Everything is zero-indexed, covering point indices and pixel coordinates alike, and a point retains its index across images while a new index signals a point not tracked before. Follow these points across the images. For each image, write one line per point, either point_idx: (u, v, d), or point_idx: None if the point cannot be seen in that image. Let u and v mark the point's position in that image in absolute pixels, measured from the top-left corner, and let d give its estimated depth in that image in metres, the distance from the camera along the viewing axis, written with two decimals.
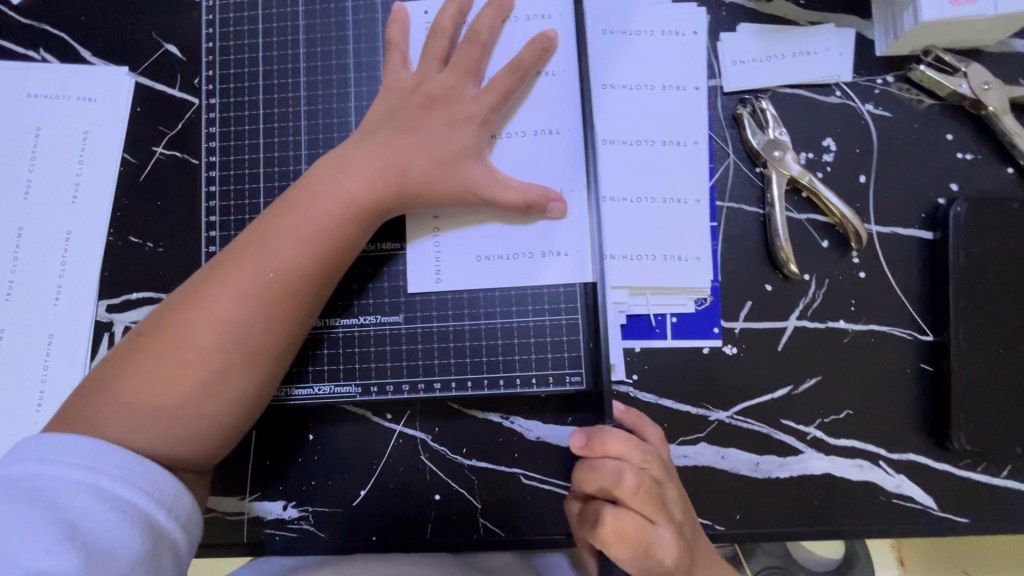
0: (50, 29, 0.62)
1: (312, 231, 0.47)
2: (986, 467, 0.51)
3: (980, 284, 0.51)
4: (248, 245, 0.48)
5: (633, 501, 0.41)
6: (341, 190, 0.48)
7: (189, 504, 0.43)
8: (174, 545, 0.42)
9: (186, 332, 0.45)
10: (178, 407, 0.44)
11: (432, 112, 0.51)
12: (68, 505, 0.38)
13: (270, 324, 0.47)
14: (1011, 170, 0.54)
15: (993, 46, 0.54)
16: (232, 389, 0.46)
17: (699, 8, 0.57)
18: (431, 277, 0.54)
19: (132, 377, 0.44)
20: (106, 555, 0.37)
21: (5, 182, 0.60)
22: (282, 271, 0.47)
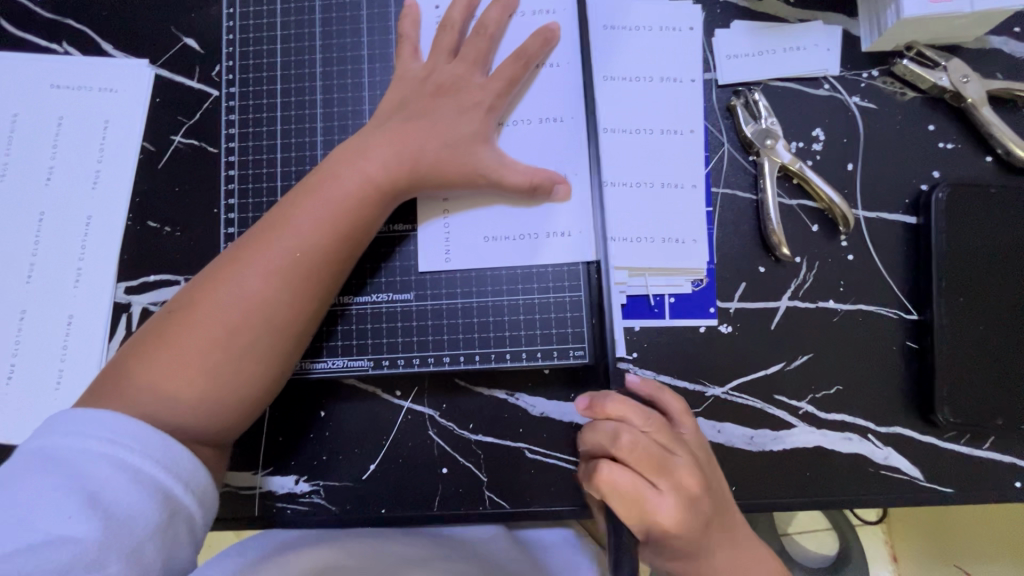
0: (72, 23, 0.65)
1: (333, 213, 0.50)
2: (969, 440, 0.54)
3: (961, 265, 0.54)
4: (271, 228, 0.50)
5: (630, 459, 0.44)
6: (360, 175, 0.51)
7: (205, 479, 0.45)
8: (189, 517, 0.43)
9: (216, 312, 0.47)
10: (209, 385, 0.46)
11: (443, 101, 0.53)
12: (90, 473, 0.40)
13: (294, 302, 0.49)
14: (989, 159, 0.57)
15: (971, 42, 0.58)
16: (258, 363, 0.48)
17: (695, 6, 0.60)
18: (441, 255, 0.57)
19: (160, 354, 0.46)
20: (124, 526, 0.39)
21: (28, 168, 0.62)
22: (306, 250, 0.49)
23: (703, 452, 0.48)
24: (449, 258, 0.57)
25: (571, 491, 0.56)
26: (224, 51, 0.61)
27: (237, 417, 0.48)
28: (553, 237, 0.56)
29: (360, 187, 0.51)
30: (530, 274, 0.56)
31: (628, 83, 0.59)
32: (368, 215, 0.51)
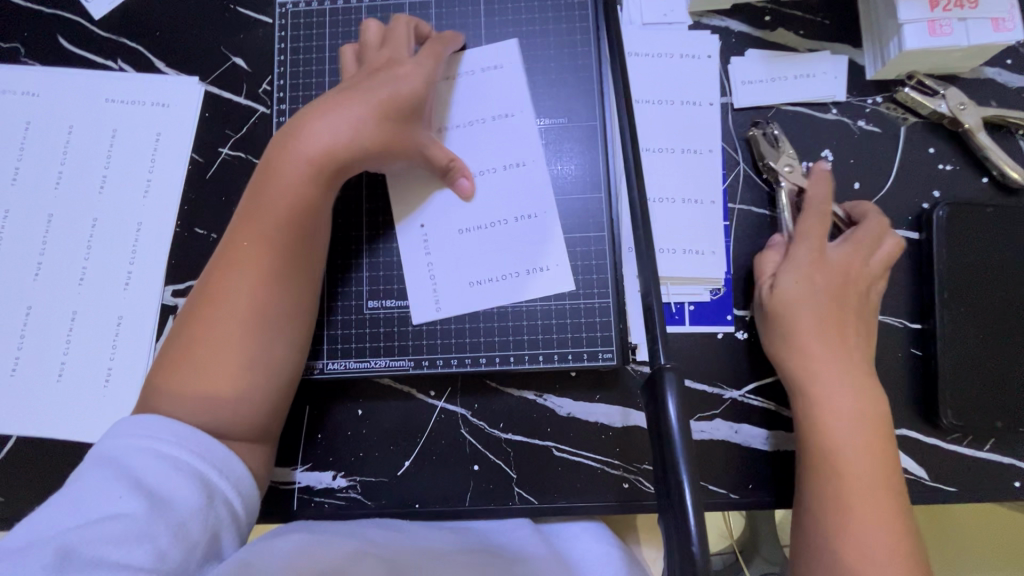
0: (128, 42, 0.69)
1: (284, 203, 0.54)
2: (971, 441, 0.57)
3: (960, 277, 0.58)
4: (237, 234, 0.55)
5: None
6: (303, 162, 0.55)
7: (240, 468, 0.51)
8: (228, 502, 0.49)
9: (220, 324, 0.52)
10: (235, 386, 0.52)
11: (347, 91, 0.56)
12: (138, 463, 0.46)
13: (286, 289, 0.55)
14: (985, 180, 0.61)
15: (967, 73, 0.63)
16: (266, 350, 0.54)
17: (711, 36, 0.65)
18: (432, 306, 0.61)
19: (178, 374, 0.51)
20: (167, 504, 0.44)
21: (84, 177, 0.66)
22: (268, 246, 0.54)
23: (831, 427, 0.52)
24: (435, 280, 0.61)
25: (596, 488, 0.59)
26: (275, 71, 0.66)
27: (271, 406, 0.55)
28: (518, 233, 0.61)
29: (304, 173, 0.55)
30: (515, 275, 0.60)
31: (648, 106, 0.64)
32: (246, 211, 0.56)
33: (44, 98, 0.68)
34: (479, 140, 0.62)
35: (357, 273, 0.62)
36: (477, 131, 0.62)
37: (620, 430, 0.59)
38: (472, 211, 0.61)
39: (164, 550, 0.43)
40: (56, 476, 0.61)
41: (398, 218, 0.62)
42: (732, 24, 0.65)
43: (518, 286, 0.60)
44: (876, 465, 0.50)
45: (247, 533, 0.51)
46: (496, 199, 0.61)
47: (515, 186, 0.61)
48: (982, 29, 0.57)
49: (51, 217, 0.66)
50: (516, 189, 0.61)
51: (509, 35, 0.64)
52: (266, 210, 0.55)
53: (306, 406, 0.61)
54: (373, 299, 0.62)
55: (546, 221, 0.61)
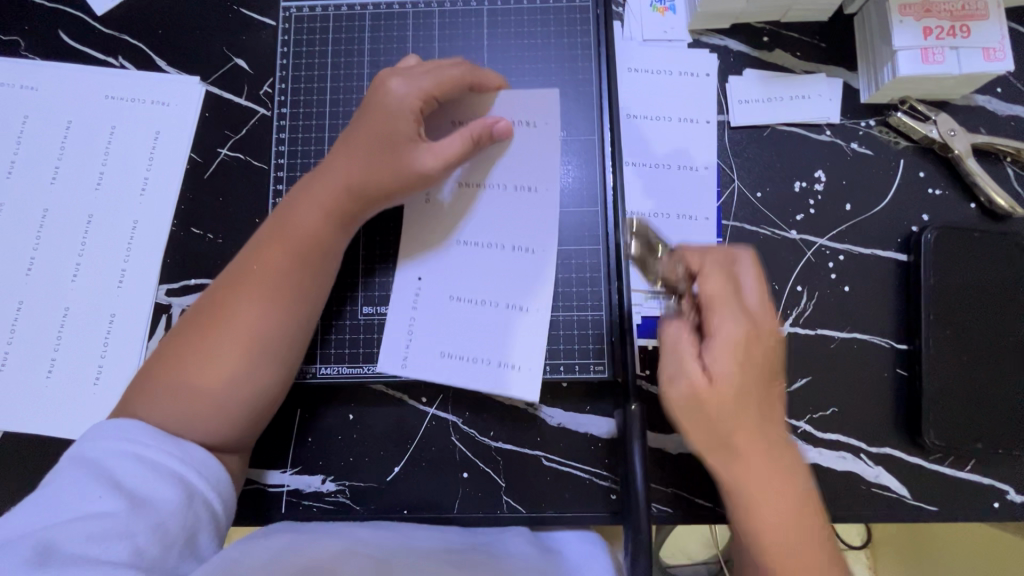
0: (129, 39, 0.69)
1: (296, 238, 0.56)
2: (952, 462, 0.58)
3: (946, 300, 0.59)
4: (245, 263, 0.56)
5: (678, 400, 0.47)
6: (318, 201, 0.56)
7: (219, 468, 0.52)
8: (207, 500, 0.50)
9: (212, 348, 0.53)
10: (221, 407, 0.53)
11: (364, 129, 0.56)
12: (117, 466, 0.47)
13: (283, 319, 0.55)
14: (973, 206, 0.62)
15: (958, 100, 0.64)
16: (257, 376, 0.54)
17: (711, 54, 0.66)
18: (398, 360, 0.60)
19: (165, 388, 0.53)
20: (146, 503, 0.46)
21: (80, 174, 0.66)
22: (271, 278, 0.55)
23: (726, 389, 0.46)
24: (412, 338, 0.60)
25: (584, 498, 0.59)
26: (278, 74, 0.66)
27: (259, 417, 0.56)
28: (497, 310, 0.60)
29: (316, 210, 0.56)
30: (487, 364, 0.60)
31: (646, 122, 0.65)
32: (257, 237, 0.57)
33: (42, 92, 0.67)
34: (483, 215, 0.61)
35: (353, 279, 0.62)
36: (493, 203, 0.61)
37: (610, 441, 0.60)
38: (468, 282, 0.60)
39: (142, 547, 0.44)
40: (42, 472, 0.61)
41: (399, 265, 0.62)
42: (731, 43, 0.66)
43: (484, 374, 0.59)
44: (776, 476, 0.46)
45: (225, 529, 0.53)
46: (492, 275, 0.61)
47: (507, 267, 0.61)
48: (972, 59, 0.58)
49: (45, 213, 0.65)
50: (513, 274, 0.61)
51: (511, 48, 0.65)
52: (275, 240, 0.56)
53: (297, 408, 0.62)
54: (368, 304, 0.62)
55: (531, 311, 0.60)
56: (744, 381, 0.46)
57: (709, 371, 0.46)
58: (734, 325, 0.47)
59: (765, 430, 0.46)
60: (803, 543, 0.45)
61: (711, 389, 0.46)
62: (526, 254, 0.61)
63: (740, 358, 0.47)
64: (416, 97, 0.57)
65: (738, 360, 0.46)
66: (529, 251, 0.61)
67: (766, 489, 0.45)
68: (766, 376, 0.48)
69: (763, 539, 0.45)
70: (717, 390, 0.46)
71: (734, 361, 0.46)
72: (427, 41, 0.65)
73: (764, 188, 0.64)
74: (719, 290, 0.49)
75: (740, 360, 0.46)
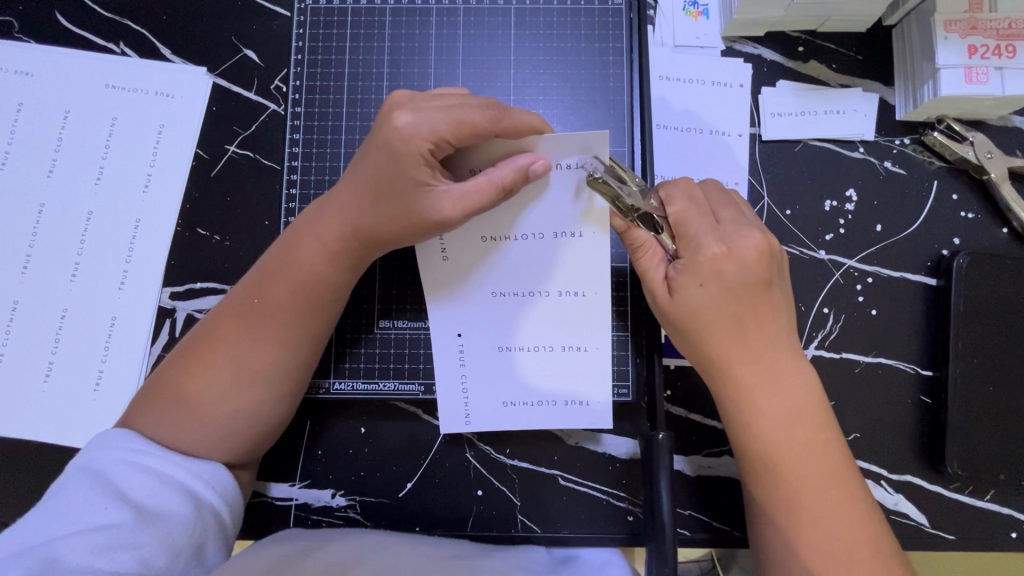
0: (131, 25, 0.65)
1: (299, 276, 0.53)
2: (972, 490, 0.58)
3: (974, 327, 0.58)
4: (246, 297, 0.53)
5: (656, 288, 0.51)
6: (324, 238, 0.53)
7: (227, 478, 0.50)
8: (215, 511, 0.48)
9: (208, 384, 0.51)
10: (217, 446, 0.51)
11: (375, 168, 0.50)
12: (121, 476, 0.46)
13: (284, 358, 0.53)
14: (1005, 231, 0.61)
15: (996, 120, 0.62)
16: (256, 413, 0.52)
17: (745, 64, 0.63)
18: (461, 417, 0.57)
19: (156, 419, 0.50)
20: (153, 512, 0.44)
21: (79, 168, 0.63)
22: (272, 317, 0.52)
23: (697, 226, 0.49)
24: (468, 395, 0.56)
25: (601, 519, 0.58)
26: (291, 69, 0.62)
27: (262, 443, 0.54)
28: (548, 355, 0.56)
29: (320, 248, 0.53)
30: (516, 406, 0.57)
31: (675, 134, 0.62)
32: (259, 265, 0.54)
33: (38, 79, 0.64)
34: (515, 263, 0.53)
35: (369, 292, 0.59)
36: (525, 251, 0.53)
37: (628, 461, 0.59)
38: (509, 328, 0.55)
39: (149, 557, 0.43)
40: (40, 480, 0.58)
41: (433, 323, 0.55)
42: (765, 52, 0.63)
43: (554, 415, 0.57)
44: (815, 463, 0.47)
45: (234, 542, 0.50)
46: (534, 322, 0.55)
47: (550, 312, 0.55)
48: (1016, 81, 0.56)
49: (42, 208, 0.62)
50: (567, 322, 0.55)
51: (538, 51, 0.62)
52: (275, 269, 0.53)
53: (307, 421, 0.60)
54: (385, 318, 0.59)
55: (581, 357, 0.56)
56: (725, 295, 0.49)
57: (673, 287, 0.50)
58: (707, 249, 0.49)
59: (764, 353, 0.49)
60: (803, 463, 0.47)
61: (698, 316, 0.49)
62: (571, 298, 0.54)
63: (705, 279, 0.49)
64: (426, 139, 0.48)
65: (708, 292, 0.49)
66: (577, 297, 0.54)
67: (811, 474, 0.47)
68: (759, 297, 0.49)
69: (762, 457, 0.48)
70: (693, 313, 0.49)
71: (711, 284, 0.49)
72: (450, 40, 0.62)
73: (794, 206, 0.62)
74: (686, 210, 0.50)
75: (716, 292, 0.49)
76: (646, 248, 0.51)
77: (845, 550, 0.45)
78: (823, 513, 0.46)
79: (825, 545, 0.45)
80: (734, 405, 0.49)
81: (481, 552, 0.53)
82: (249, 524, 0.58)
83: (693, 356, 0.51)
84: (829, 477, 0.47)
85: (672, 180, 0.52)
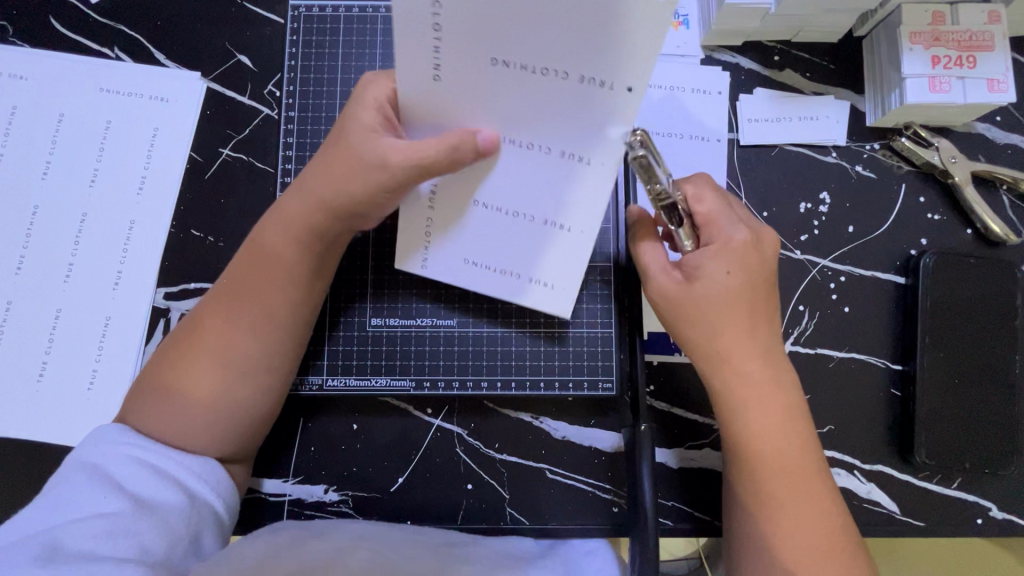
0: (125, 30, 0.66)
1: (275, 265, 0.53)
2: (940, 479, 0.61)
3: (941, 323, 0.61)
4: (224, 295, 0.53)
5: (663, 273, 0.52)
6: (295, 222, 0.53)
7: (220, 471, 0.51)
8: (209, 504, 0.49)
9: (188, 377, 0.51)
10: (203, 435, 0.51)
11: (343, 154, 0.52)
12: (117, 469, 0.47)
13: (260, 346, 0.53)
14: (970, 231, 0.64)
15: (959, 127, 0.65)
16: (238, 401, 0.52)
17: (723, 72, 0.66)
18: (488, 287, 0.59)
19: (142, 414, 0.51)
20: (150, 502, 0.46)
21: (74, 170, 0.64)
22: (248, 308, 0.53)
23: (723, 217, 0.51)
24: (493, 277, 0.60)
25: (587, 511, 0.60)
26: (285, 74, 0.64)
27: (253, 433, 0.55)
28: (546, 296, 0.54)
29: (290, 235, 0.53)
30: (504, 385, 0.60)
31: (657, 138, 0.65)
32: (237, 256, 0.55)
33: (32, 82, 0.64)
34: (487, 235, 0.52)
35: (362, 291, 0.61)
36: (493, 221, 0.51)
37: (613, 454, 0.61)
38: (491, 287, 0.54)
39: (148, 543, 0.44)
40: (33, 479, 0.59)
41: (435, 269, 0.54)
42: (742, 61, 0.66)
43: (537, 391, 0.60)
44: (796, 464, 0.49)
45: (230, 534, 0.52)
46: (533, 262, 0.52)
47: (551, 249, 0.51)
48: (977, 89, 0.60)
49: (36, 209, 0.63)
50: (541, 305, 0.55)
51: None
52: (247, 257, 0.54)
53: (300, 418, 0.61)
54: (377, 316, 0.61)
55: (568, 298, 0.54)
56: (746, 287, 0.50)
57: (695, 273, 0.51)
58: (736, 238, 0.50)
59: (763, 352, 0.51)
60: (788, 452, 0.50)
61: (714, 305, 0.50)
62: (563, 236, 0.50)
63: (732, 267, 0.50)
64: (374, 101, 0.50)
65: (735, 279, 0.50)
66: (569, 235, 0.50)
67: (785, 473, 0.49)
68: (768, 292, 0.52)
69: (755, 447, 0.50)
70: (709, 304, 0.50)
71: (736, 276, 0.50)
72: None
73: (771, 208, 0.65)
74: (715, 209, 0.52)
75: (739, 281, 0.50)
76: (644, 238, 0.54)
77: (814, 530, 0.48)
78: (798, 498, 0.49)
79: (798, 528, 0.48)
80: (733, 393, 0.51)
81: (470, 542, 0.55)
82: (243, 519, 0.59)
83: (697, 349, 0.51)
84: (805, 464, 0.50)
85: (692, 176, 0.54)
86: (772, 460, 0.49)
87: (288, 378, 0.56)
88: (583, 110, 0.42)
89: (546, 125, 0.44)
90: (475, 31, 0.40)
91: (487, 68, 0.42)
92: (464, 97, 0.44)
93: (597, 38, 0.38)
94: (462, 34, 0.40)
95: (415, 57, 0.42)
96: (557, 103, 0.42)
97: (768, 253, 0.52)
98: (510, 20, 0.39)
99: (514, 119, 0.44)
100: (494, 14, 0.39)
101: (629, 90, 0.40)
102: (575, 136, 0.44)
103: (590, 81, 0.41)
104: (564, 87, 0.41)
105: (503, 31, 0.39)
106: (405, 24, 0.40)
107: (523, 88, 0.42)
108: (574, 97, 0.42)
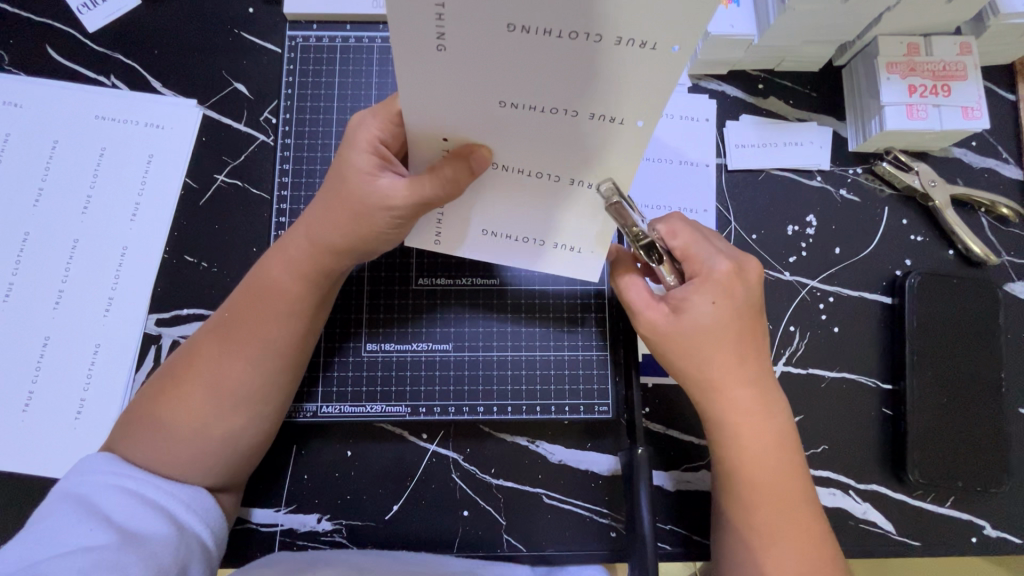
0: (121, 58, 0.67)
1: (272, 294, 0.53)
2: (933, 497, 0.61)
3: (929, 342, 0.62)
4: (223, 328, 0.53)
5: (646, 309, 0.52)
6: (291, 255, 0.53)
7: (211, 502, 0.51)
8: (197, 537, 0.48)
9: (176, 410, 0.51)
10: (187, 466, 0.50)
11: (333, 189, 0.51)
12: (105, 500, 0.46)
13: (257, 378, 0.52)
14: (951, 253, 0.66)
15: (937, 151, 0.67)
16: (227, 432, 0.51)
17: (710, 100, 0.68)
18: (431, 239, 0.52)
19: (127, 446, 0.50)
20: (137, 534, 0.45)
21: (66, 196, 0.64)
22: (248, 338, 0.52)
23: (700, 242, 0.52)
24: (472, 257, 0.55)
25: (585, 536, 0.59)
26: (282, 102, 0.65)
27: (244, 463, 0.54)
28: (572, 260, 0.52)
29: (286, 263, 0.53)
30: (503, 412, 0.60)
31: (648, 164, 0.67)
32: (237, 288, 0.55)
33: (26, 110, 0.65)
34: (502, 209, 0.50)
35: (358, 317, 0.61)
36: (507, 205, 0.49)
37: (610, 478, 0.60)
38: (504, 249, 0.53)
39: None
40: (17, 511, 0.58)
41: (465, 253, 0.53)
42: (728, 89, 0.68)
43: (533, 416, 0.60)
44: (781, 491, 0.50)
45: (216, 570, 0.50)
46: (564, 225, 0.50)
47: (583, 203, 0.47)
48: (953, 117, 0.62)
49: (27, 236, 0.62)
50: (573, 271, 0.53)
51: None
52: (247, 286, 0.54)
53: (292, 445, 0.60)
54: (372, 342, 0.61)
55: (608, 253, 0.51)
56: (732, 317, 0.50)
57: (681, 307, 0.51)
58: (717, 270, 0.51)
59: (749, 375, 0.51)
60: (771, 483, 0.50)
61: (700, 342, 0.50)
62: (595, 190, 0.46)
63: (717, 297, 0.50)
64: (368, 143, 0.50)
65: (720, 309, 0.50)
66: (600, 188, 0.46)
67: (769, 499, 0.50)
68: (754, 319, 0.52)
69: (734, 472, 0.51)
70: (682, 338, 0.51)
71: (717, 306, 0.50)
72: None
73: (759, 230, 0.66)
74: (690, 243, 0.52)
75: (725, 312, 0.50)
76: (624, 273, 0.54)
77: (796, 565, 0.48)
78: (781, 528, 0.49)
79: (780, 556, 0.48)
80: (722, 421, 0.51)
81: (467, 572, 0.54)
82: (234, 549, 0.58)
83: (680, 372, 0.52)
84: (787, 495, 0.50)
85: (670, 214, 0.54)
86: (755, 487, 0.50)
87: (282, 409, 0.55)
88: (590, 141, 0.42)
89: (552, 156, 0.44)
90: (489, 70, 0.37)
91: (497, 110, 0.41)
92: (466, 126, 0.43)
93: (612, 83, 0.37)
94: (475, 79, 0.38)
95: (429, 91, 0.40)
96: (572, 136, 0.42)
97: (749, 277, 0.52)
98: (524, 68, 0.37)
99: (530, 145, 0.43)
100: (505, 65, 0.37)
101: (638, 123, 0.40)
102: (571, 163, 0.44)
103: (600, 118, 0.40)
104: (578, 126, 0.41)
105: (514, 79, 0.38)
106: (415, 58, 0.37)
107: (531, 125, 0.41)
108: (586, 133, 0.41)
